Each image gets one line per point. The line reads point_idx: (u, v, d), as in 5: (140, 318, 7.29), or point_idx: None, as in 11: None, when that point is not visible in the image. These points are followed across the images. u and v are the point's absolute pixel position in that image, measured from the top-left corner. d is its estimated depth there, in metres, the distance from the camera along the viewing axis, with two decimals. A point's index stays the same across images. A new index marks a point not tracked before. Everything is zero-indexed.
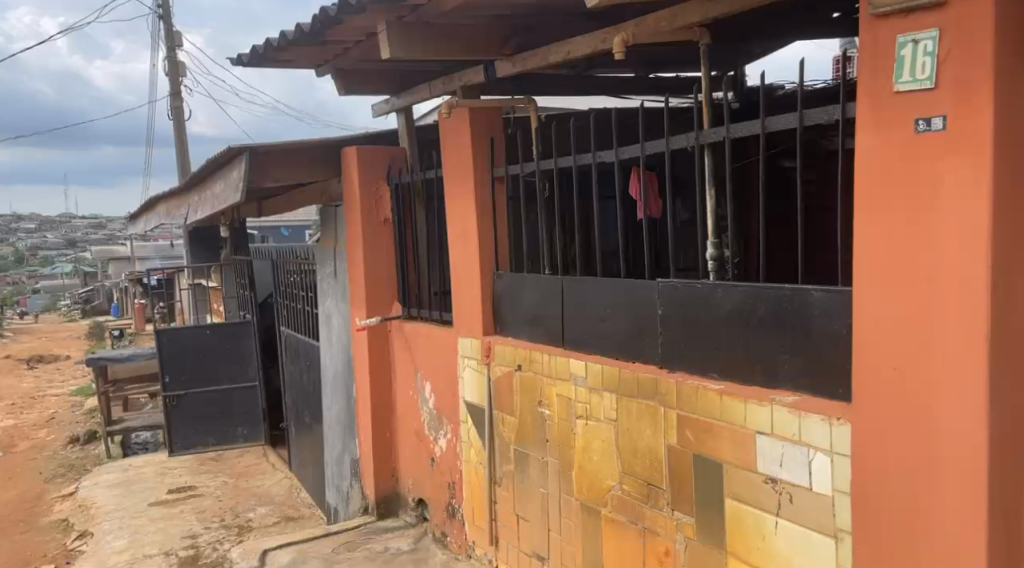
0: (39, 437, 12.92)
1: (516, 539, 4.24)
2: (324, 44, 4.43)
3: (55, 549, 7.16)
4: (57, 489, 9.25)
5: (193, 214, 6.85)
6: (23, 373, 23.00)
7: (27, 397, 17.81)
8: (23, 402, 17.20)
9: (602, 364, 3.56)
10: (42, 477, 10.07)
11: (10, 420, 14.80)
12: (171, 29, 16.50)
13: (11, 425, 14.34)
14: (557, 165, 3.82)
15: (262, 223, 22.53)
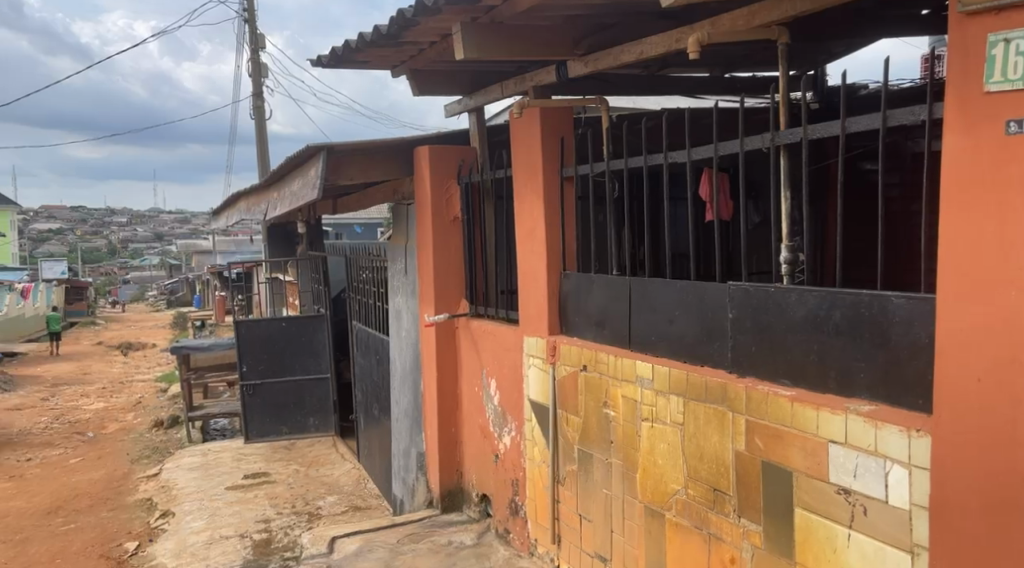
0: (126, 420, 13.45)
1: (579, 538, 4.26)
2: (401, 45, 4.51)
3: (139, 526, 7.47)
4: (142, 470, 9.62)
5: (271, 210, 7.03)
6: (112, 359, 23.99)
7: (116, 382, 18.57)
8: (113, 386, 17.93)
9: (669, 367, 3.55)
10: (128, 458, 10.47)
11: (100, 403, 15.43)
12: (256, 32, 16.99)
13: (101, 407, 14.95)
14: (628, 166, 3.81)
15: (338, 220, 22.99)
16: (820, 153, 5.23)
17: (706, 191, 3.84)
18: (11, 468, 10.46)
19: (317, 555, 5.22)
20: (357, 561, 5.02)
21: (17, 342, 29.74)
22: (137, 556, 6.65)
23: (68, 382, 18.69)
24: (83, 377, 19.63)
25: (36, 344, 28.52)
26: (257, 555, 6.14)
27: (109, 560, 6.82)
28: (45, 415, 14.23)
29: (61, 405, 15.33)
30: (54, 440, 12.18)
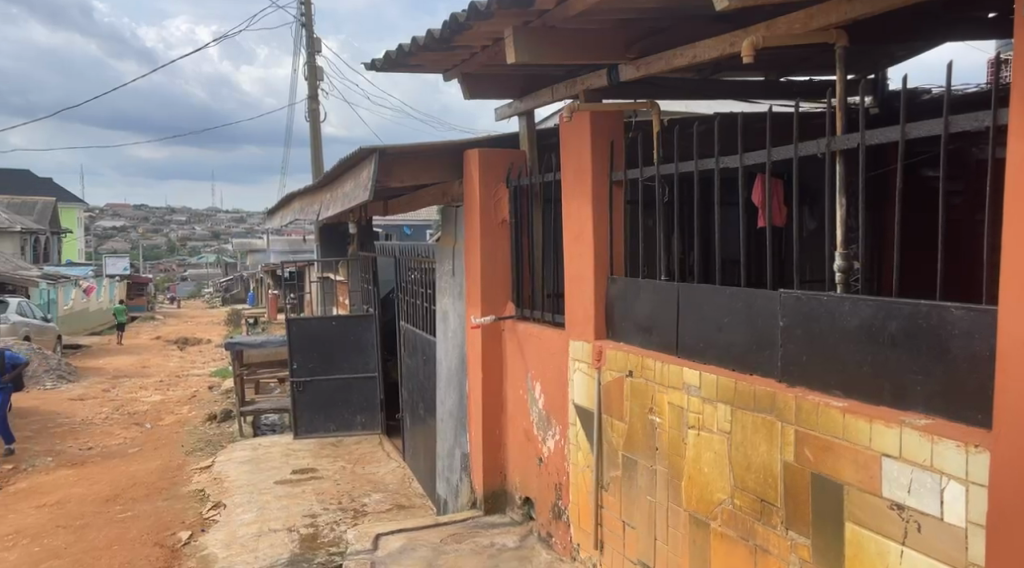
0: (181, 413, 13.73)
1: (622, 544, 4.23)
2: (453, 49, 4.53)
3: (192, 516, 7.55)
4: (195, 462, 9.80)
5: (324, 211, 7.13)
6: (170, 353, 24.55)
7: (173, 375, 18.98)
8: (169, 379, 18.34)
9: (717, 374, 3.50)
10: (182, 450, 10.69)
11: (157, 396, 15.78)
12: (313, 36, 17.26)
13: (158, 400, 15.29)
14: (679, 171, 3.77)
15: (388, 222, 23.20)
16: (877, 160, 5.12)
17: (759, 196, 3.78)
18: (72, 457, 10.74)
19: (361, 551, 5.25)
20: (401, 558, 5.05)
21: (81, 335, 30.58)
22: (189, 545, 6.71)
23: (127, 375, 19.16)
24: (141, 370, 20.11)
25: (98, 337, 29.30)
26: (304, 549, 6.21)
27: (163, 546, 6.82)
28: (105, 406, 14.60)
29: (120, 397, 15.71)
30: (113, 430, 12.49)
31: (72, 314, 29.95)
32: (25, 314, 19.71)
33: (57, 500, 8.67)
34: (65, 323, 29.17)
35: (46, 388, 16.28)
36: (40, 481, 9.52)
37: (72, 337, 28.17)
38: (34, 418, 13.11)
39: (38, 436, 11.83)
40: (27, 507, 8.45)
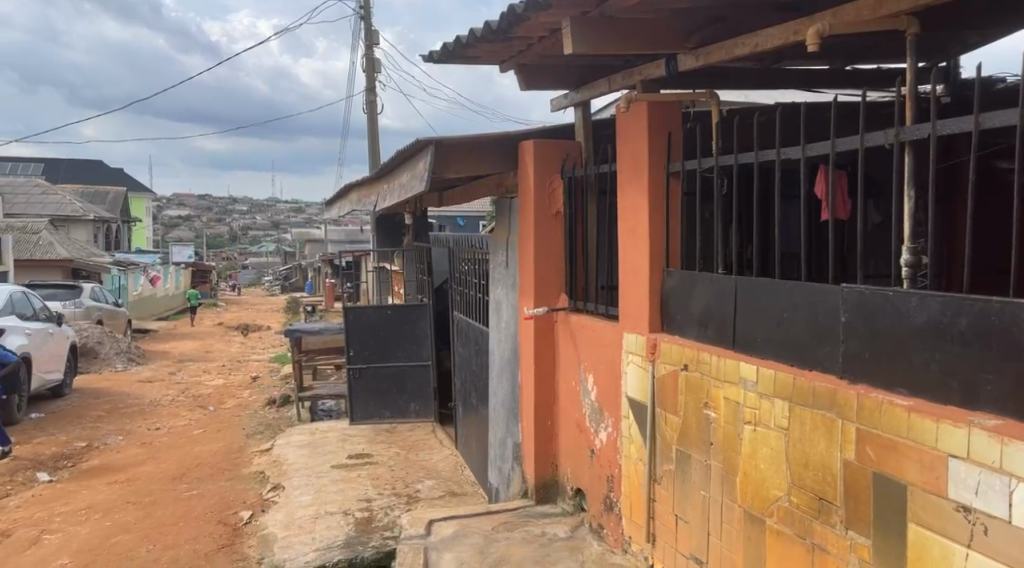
0: (242, 397, 14.03)
1: (674, 538, 4.19)
2: (510, 41, 4.52)
3: (252, 497, 7.72)
4: (255, 444, 10.00)
5: (380, 201, 7.20)
6: (232, 339, 25.10)
7: (234, 360, 19.40)
8: (231, 364, 18.74)
9: (775, 369, 3.45)
10: (244, 432, 10.91)
11: (219, 380, 16.15)
12: (371, 28, 17.41)
13: (220, 384, 15.64)
14: (738, 162, 3.70)
15: (442, 213, 23.33)
16: (946, 152, 4.98)
17: (821, 188, 3.70)
18: (140, 436, 11.06)
19: (415, 536, 5.30)
20: (454, 545, 5.09)
21: (148, 319, 31.44)
22: (249, 525, 6.85)
23: (191, 359, 19.64)
24: (205, 355, 20.59)
25: (163, 322, 30.10)
26: (359, 532, 6.29)
27: (225, 525, 6.95)
28: (171, 388, 15.00)
29: (185, 380, 16.12)
30: (178, 412, 12.82)
31: (140, 300, 30.80)
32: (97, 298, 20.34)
33: (128, 477, 8.88)
34: (135, 308, 30.03)
35: (116, 370, 16.77)
36: (111, 458, 9.78)
37: (139, 322, 28.99)
38: (103, 398, 13.52)
39: (108, 416, 12.20)
40: (98, 482, 8.65)
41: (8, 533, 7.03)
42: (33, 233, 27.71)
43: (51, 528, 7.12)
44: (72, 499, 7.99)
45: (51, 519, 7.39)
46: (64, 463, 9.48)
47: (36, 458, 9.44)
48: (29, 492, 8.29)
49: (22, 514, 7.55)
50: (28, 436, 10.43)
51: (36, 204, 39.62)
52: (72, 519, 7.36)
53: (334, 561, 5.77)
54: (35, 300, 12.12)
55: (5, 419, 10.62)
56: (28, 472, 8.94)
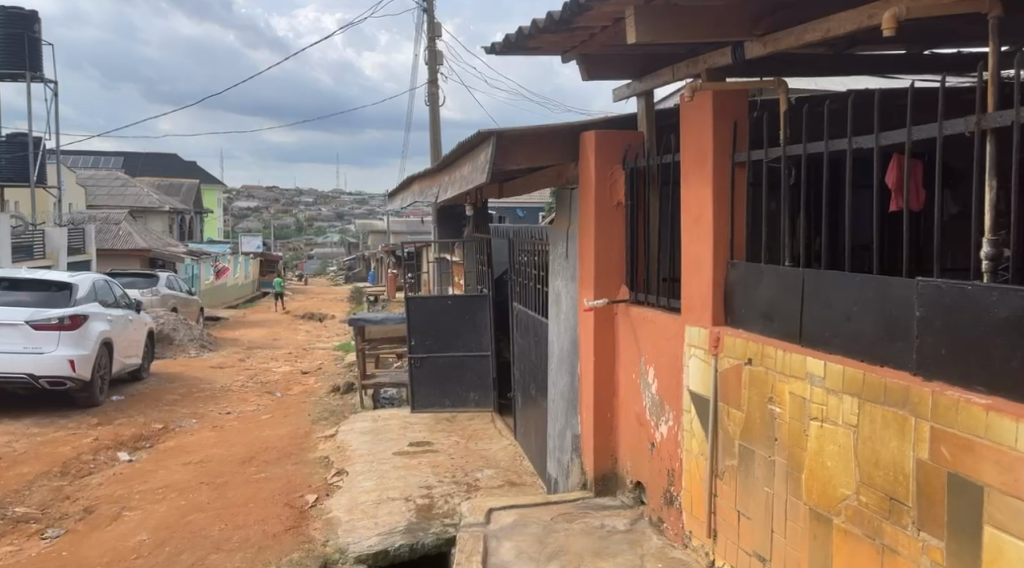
0: (308, 383, 14.30)
1: (736, 534, 4.13)
2: (573, 31, 4.49)
3: (316, 480, 7.77)
4: (321, 430, 10.17)
5: (442, 193, 7.23)
6: (298, 327, 25.58)
7: (301, 347, 19.78)
8: (297, 352, 19.10)
9: (844, 364, 3.36)
10: (309, 418, 11.11)
11: (286, 367, 16.47)
12: (434, 21, 17.52)
13: (287, 371, 15.96)
14: (807, 152, 3.61)
15: (502, 204, 23.40)
16: None
17: (894, 178, 3.58)
18: (212, 420, 11.35)
19: (474, 523, 5.33)
20: (513, 534, 5.11)
21: (220, 307, 32.27)
22: (314, 508, 6.93)
23: (260, 346, 20.08)
24: (273, 342, 21.02)
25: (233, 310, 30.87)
26: (420, 519, 6.35)
27: (292, 507, 7.04)
28: (241, 374, 15.38)
29: (254, 366, 16.50)
30: (247, 397, 13.12)
31: (212, 288, 31.59)
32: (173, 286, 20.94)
33: (200, 458, 9.06)
34: (207, 297, 30.80)
35: (189, 356, 17.24)
36: (185, 440, 10.05)
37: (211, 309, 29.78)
38: (178, 382, 13.92)
39: (183, 399, 12.55)
40: (173, 462, 8.89)
41: (90, 509, 7.28)
42: (113, 224, 28.68)
43: (131, 506, 7.34)
44: (150, 478, 8.24)
45: (131, 496, 7.62)
46: (143, 443, 9.78)
47: (116, 438, 9.76)
48: (110, 471, 8.57)
49: (103, 492, 7.81)
50: (108, 418, 10.79)
51: (115, 196, 41.04)
52: (151, 498, 7.59)
53: (396, 546, 5.86)
54: (115, 287, 12.48)
55: (88, 401, 10.99)
56: (109, 451, 9.24)
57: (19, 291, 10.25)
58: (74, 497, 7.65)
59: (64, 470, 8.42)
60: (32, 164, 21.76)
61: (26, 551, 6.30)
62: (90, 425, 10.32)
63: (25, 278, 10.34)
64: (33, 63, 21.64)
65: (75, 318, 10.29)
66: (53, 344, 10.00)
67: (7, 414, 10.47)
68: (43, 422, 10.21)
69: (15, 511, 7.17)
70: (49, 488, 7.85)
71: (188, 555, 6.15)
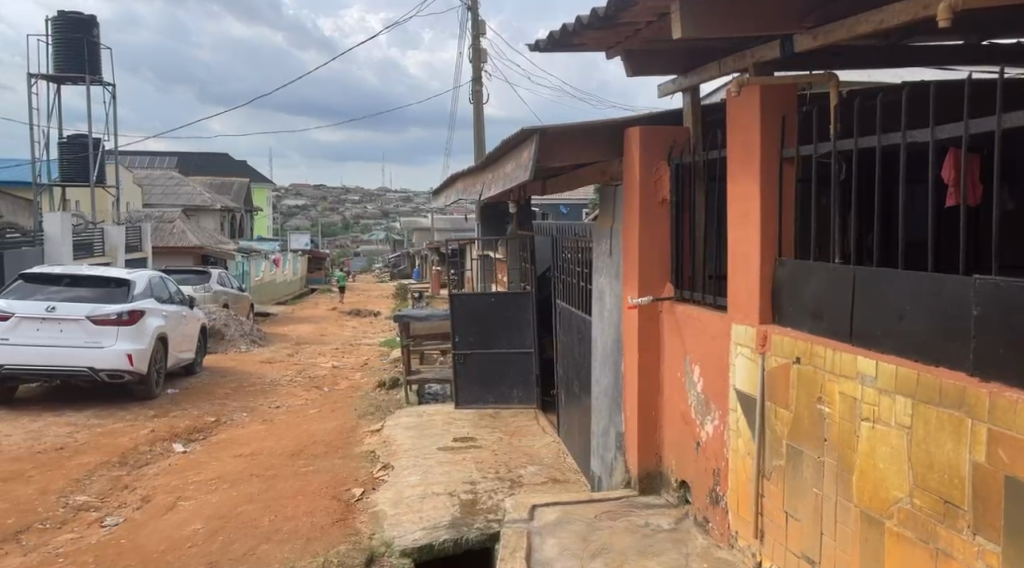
0: (355, 379, 14.44)
1: (784, 536, 4.06)
2: (617, 27, 4.45)
3: (363, 474, 7.82)
4: (367, 424, 10.26)
5: (485, 190, 7.24)
6: (345, 323, 25.85)
7: (347, 343, 19.99)
8: (344, 347, 19.31)
9: (897, 363, 3.28)
10: (356, 413, 11.22)
11: (333, 362, 16.66)
12: (478, 19, 17.56)
13: (335, 366, 16.13)
14: (858, 147, 3.53)
15: (545, 201, 23.38)
16: None
17: (951, 173, 3.48)
18: (262, 413, 11.52)
19: (518, 520, 5.33)
20: (557, 530, 5.10)
21: (269, 303, 32.76)
22: (360, 501, 6.97)
23: (308, 342, 20.33)
24: (321, 338, 21.27)
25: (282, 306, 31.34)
26: (464, 514, 6.37)
27: (338, 500, 7.09)
28: (290, 369, 15.58)
29: (303, 361, 16.72)
30: (296, 391, 13.29)
31: (262, 285, 32.07)
32: (225, 282, 21.32)
33: (251, 451, 9.19)
34: (257, 293, 31.28)
35: (240, 351, 17.53)
36: (237, 432, 10.21)
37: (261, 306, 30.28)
38: (230, 376, 14.16)
39: (235, 393, 12.77)
40: (226, 454, 9.03)
41: (147, 498, 7.43)
42: (169, 222, 29.30)
43: (186, 496, 7.48)
44: (203, 469, 8.38)
45: (185, 487, 7.76)
46: (196, 435, 9.97)
47: (171, 430, 9.96)
48: (166, 461, 8.74)
49: (160, 482, 7.98)
50: (165, 410, 11.01)
51: (169, 195, 41.92)
52: (205, 488, 7.72)
53: (440, 540, 5.89)
54: (170, 284, 12.74)
55: (145, 393, 11.22)
56: (164, 443, 9.43)
57: (80, 287, 10.49)
58: (132, 487, 7.82)
59: (122, 460, 8.61)
60: (92, 163, 22.35)
61: (86, 538, 6.45)
62: (147, 417, 10.54)
63: (85, 275, 10.57)
64: (93, 67, 22.20)
65: (133, 314, 10.53)
66: (112, 339, 10.24)
67: (69, 406, 10.75)
68: (103, 414, 10.46)
69: (76, 499, 7.36)
70: (108, 478, 8.04)
71: (239, 544, 6.22)
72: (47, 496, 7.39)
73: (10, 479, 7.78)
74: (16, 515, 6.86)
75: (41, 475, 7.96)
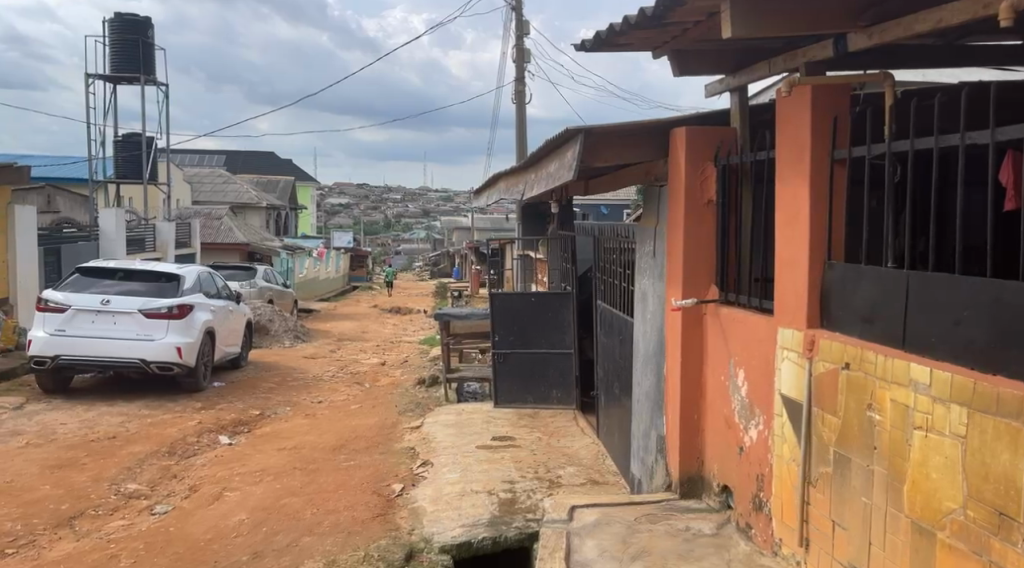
0: (395, 376, 14.53)
1: (830, 545, 3.98)
2: (665, 27, 4.40)
3: (403, 470, 7.85)
4: (407, 421, 10.30)
5: (528, 189, 7.23)
6: (386, 320, 26.05)
7: (388, 341, 20.12)
8: (385, 344, 19.44)
9: (952, 371, 3.19)
10: (396, 409, 11.28)
11: (374, 359, 16.79)
12: (522, 18, 17.54)
13: (376, 362, 16.25)
14: (914, 148, 3.45)
15: (585, 200, 23.32)
16: None
17: (1011, 176, 3.38)
18: (305, 407, 11.63)
19: (557, 520, 5.32)
20: (596, 532, 5.07)
21: (313, 300, 33.13)
22: (400, 497, 7.00)
23: (350, 338, 20.52)
24: (362, 335, 21.47)
25: (325, 303, 31.68)
26: (503, 512, 6.36)
27: (379, 495, 7.11)
28: (331, 364, 15.73)
29: (345, 357, 16.87)
30: (337, 387, 13.41)
31: (306, 282, 32.47)
32: (270, 279, 21.60)
33: (294, 444, 9.27)
34: (300, 289, 31.66)
35: (283, 346, 17.75)
36: (279, 426, 10.31)
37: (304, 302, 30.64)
38: (274, 371, 14.34)
39: (278, 388, 12.92)
40: (269, 447, 9.14)
41: (195, 488, 7.54)
42: (217, 219, 29.77)
43: (231, 487, 7.57)
44: (248, 461, 8.48)
45: (231, 478, 7.86)
46: (241, 428, 10.09)
47: (218, 423, 10.10)
48: (212, 453, 8.86)
49: (207, 472, 8.09)
50: (211, 403, 11.17)
51: (217, 193, 42.61)
52: (249, 480, 7.81)
53: (479, 538, 5.90)
54: (218, 279, 12.93)
55: (193, 386, 11.39)
56: (211, 434, 9.57)
57: (132, 281, 10.68)
58: (180, 476, 7.94)
59: (171, 451, 8.75)
60: (146, 161, 22.77)
61: (137, 526, 6.56)
62: (194, 409, 10.70)
63: (137, 270, 10.77)
64: (147, 67, 22.59)
65: (182, 308, 10.69)
66: (162, 331, 10.44)
67: (120, 396, 10.96)
68: (153, 405, 10.65)
69: (127, 487, 7.50)
70: (158, 467, 8.18)
71: (283, 536, 6.27)
72: (100, 483, 7.54)
73: (64, 466, 7.95)
74: (69, 502, 7.00)
75: (94, 463, 8.13)
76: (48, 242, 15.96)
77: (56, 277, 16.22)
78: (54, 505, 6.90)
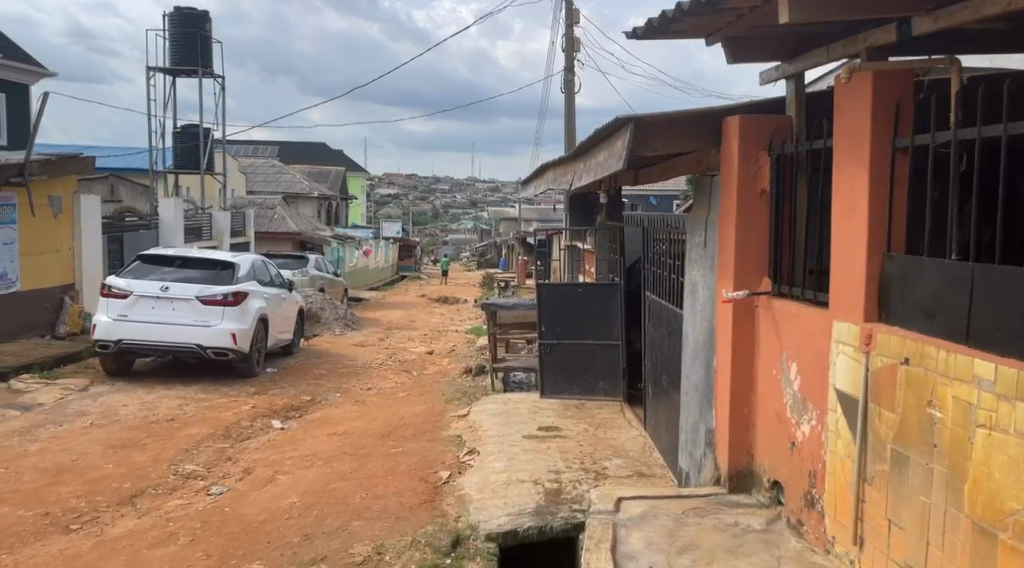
0: (443, 365, 14.58)
1: (886, 543, 3.87)
2: (720, 13, 4.30)
3: (451, 458, 7.87)
4: (455, 409, 10.33)
5: (577, 178, 7.17)
6: (433, 309, 26.14)
7: (436, 331, 20.20)
8: (432, 333, 19.53)
9: (1018, 368, 3.06)
10: (443, 397, 11.31)
11: (422, 347, 16.87)
12: (572, 7, 17.43)
13: (424, 351, 16.33)
14: (980, 136, 3.32)
15: (633, 191, 23.12)
16: None
17: None
18: (354, 394, 11.73)
19: (604, 511, 5.28)
20: (642, 524, 5.01)
21: (362, 289, 33.44)
22: (448, 484, 7.03)
23: (398, 327, 20.66)
24: (410, 324, 21.61)
25: (373, 292, 31.92)
26: (549, 502, 6.33)
27: (427, 482, 7.14)
28: (381, 353, 15.85)
29: (393, 346, 16.98)
30: (386, 375, 13.51)
31: (354, 271, 32.76)
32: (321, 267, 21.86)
33: (344, 430, 9.33)
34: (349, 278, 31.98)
35: (334, 334, 17.95)
36: (329, 413, 10.41)
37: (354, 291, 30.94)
38: (325, 358, 14.50)
39: (329, 375, 13.05)
40: (321, 432, 9.23)
41: (249, 471, 7.65)
42: (270, 208, 30.21)
43: (284, 470, 7.67)
44: (300, 446, 8.57)
45: (284, 461, 7.96)
46: (293, 413, 10.22)
47: (270, 408, 10.24)
48: (266, 437, 8.99)
49: (261, 456, 8.20)
50: (263, 388, 11.33)
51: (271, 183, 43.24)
52: (301, 464, 7.90)
53: (525, 527, 5.88)
54: (271, 267, 13.11)
55: (248, 370, 11.57)
56: (264, 419, 9.70)
57: (189, 268, 10.88)
58: (235, 459, 8.06)
59: (226, 434, 8.89)
60: (203, 152, 23.16)
61: (194, 505, 6.69)
62: (248, 394, 10.86)
63: (194, 257, 10.97)
64: (205, 60, 22.95)
65: (237, 295, 10.85)
66: (218, 318, 10.62)
67: (177, 380, 11.18)
68: (208, 389, 10.84)
69: (185, 468, 7.65)
70: (214, 449, 8.32)
71: (332, 519, 6.32)
72: (160, 464, 7.70)
73: (126, 446, 8.14)
74: (131, 480, 7.17)
75: (154, 443, 8.31)
76: (110, 231, 16.34)
77: (118, 264, 16.61)
78: (116, 483, 7.06)
